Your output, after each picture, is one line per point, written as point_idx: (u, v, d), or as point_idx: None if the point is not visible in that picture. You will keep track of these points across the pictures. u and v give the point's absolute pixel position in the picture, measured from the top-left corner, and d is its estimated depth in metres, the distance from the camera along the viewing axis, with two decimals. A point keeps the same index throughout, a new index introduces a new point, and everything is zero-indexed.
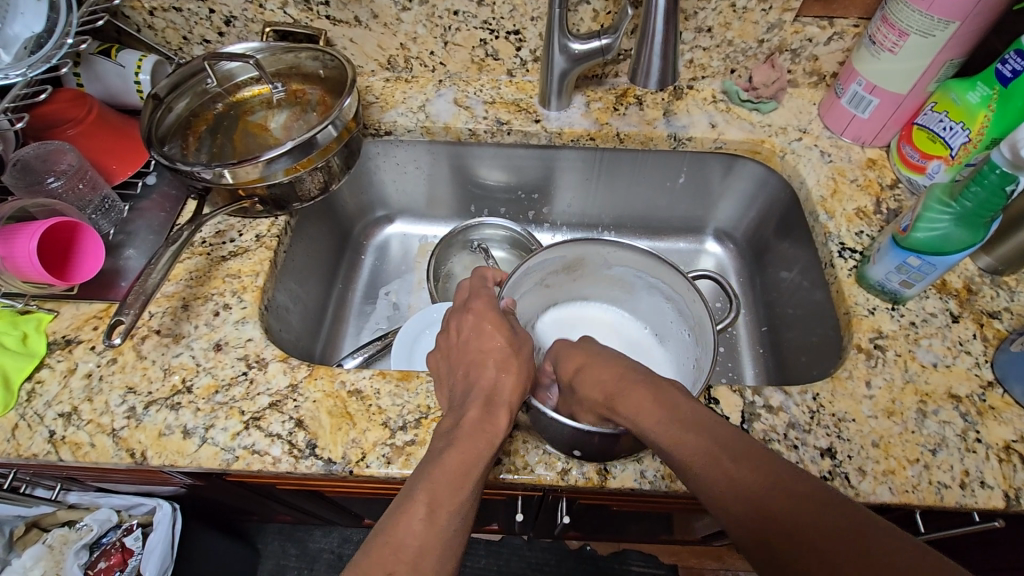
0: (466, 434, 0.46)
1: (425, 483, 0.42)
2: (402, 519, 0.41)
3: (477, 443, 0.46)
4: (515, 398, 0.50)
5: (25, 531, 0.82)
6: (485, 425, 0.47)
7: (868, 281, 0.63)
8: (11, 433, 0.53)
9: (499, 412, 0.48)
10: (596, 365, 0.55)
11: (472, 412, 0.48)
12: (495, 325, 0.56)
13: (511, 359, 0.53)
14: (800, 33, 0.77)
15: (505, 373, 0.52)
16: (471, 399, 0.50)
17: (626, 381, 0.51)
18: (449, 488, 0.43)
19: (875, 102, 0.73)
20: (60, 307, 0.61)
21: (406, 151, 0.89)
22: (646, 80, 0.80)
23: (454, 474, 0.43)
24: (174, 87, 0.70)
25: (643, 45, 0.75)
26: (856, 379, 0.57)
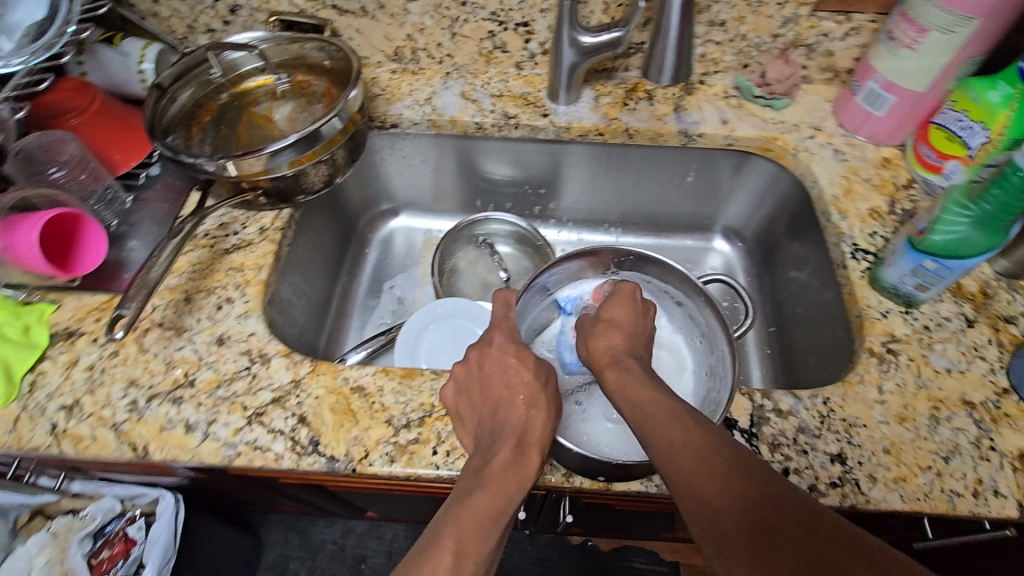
0: (496, 476, 0.44)
1: (452, 528, 0.40)
2: (429, 564, 0.38)
3: (509, 487, 0.44)
4: (546, 438, 0.48)
5: (30, 519, 0.80)
6: (517, 467, 0.45)
7: (881, 284, 0.62)
8: (13, 425, 0.53)
9: (531, 455, 0.46)
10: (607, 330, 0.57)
11: (501, 455, 0.45)
12: (519, 359, 0.54)
13: (539, 396, 0.51)
14: (815, 28, 0.76)
15: (534, 414, 0.50)
16: (500, 440, 0.47)
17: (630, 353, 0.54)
18: (477, 535, 0.40)
19: (891, 100, 0.71)
20: (63, 298, 0.61)
21: (412, 144, 0.87)
22: (659, 75, 0.82)
23: (482, 521, 0.41)
24: (178, 77, 0.69)
25: (658, 42, 0.77)
26: (867, 383, 0.57)
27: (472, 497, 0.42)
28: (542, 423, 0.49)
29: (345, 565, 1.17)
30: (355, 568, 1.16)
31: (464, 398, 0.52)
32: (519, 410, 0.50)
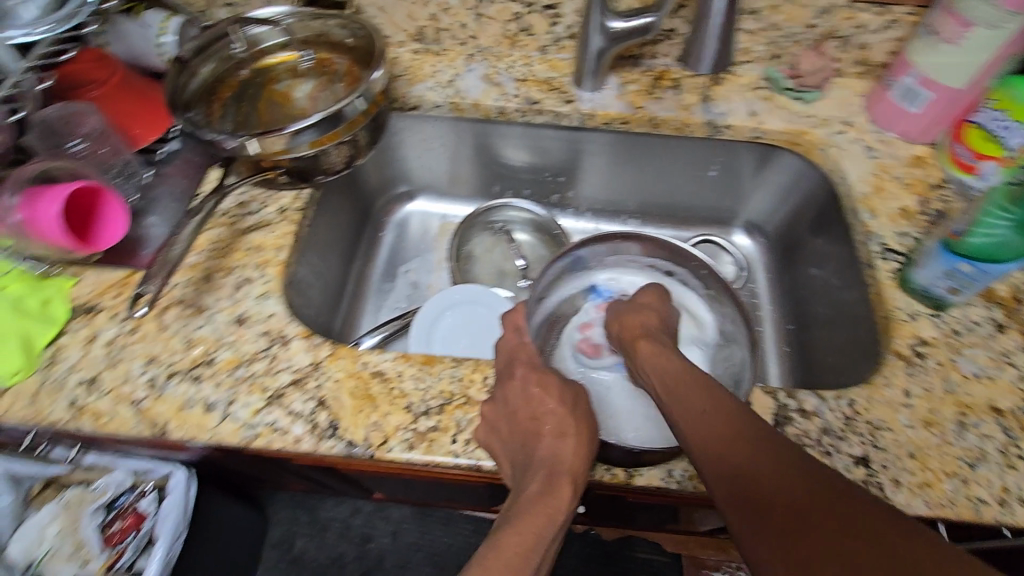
0: (526, 509, 0.46)
1: (477, 565, 0.43)
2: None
3: (539, 519, 0.46)
4: (578, 467, 0.49)
5: (42, 488, 0.82)
6: (546, 501, 0.47)
7: (911, 285, 0.61)
8: (33, 398, 0.53)
9: (562, 485, 0.48)
10: (645, 312, 0.62)
11: (533, 487, 0.48)
12: (542, 387, 0.54)
13: (567, 423, 0.52)
14: (851, 19, 0.75)
15: (564, 439, 0.51)
16: (533, 474, 0.49)
17: (656, 335, 0.59)
18: (506, 568, 0.42)
19: (928, 96, 0.69)
20: (83, 273, 0.60)
21: (432, 127, 0.86)
22: (697, 63, 0.80)
23: (510, 557, 0.43)
24: (200, 50, 0.68)
25: (700, 28, 0.76)
26: (894, 386, 0.56)
27: (506, 532, 0.45)
28: (572, 448, 0.50)
29: (351, 544, 1.18)
30: (361, 547, 1.18)
31: (494, 433, 0.51)
32: (547, 438, 0.52)
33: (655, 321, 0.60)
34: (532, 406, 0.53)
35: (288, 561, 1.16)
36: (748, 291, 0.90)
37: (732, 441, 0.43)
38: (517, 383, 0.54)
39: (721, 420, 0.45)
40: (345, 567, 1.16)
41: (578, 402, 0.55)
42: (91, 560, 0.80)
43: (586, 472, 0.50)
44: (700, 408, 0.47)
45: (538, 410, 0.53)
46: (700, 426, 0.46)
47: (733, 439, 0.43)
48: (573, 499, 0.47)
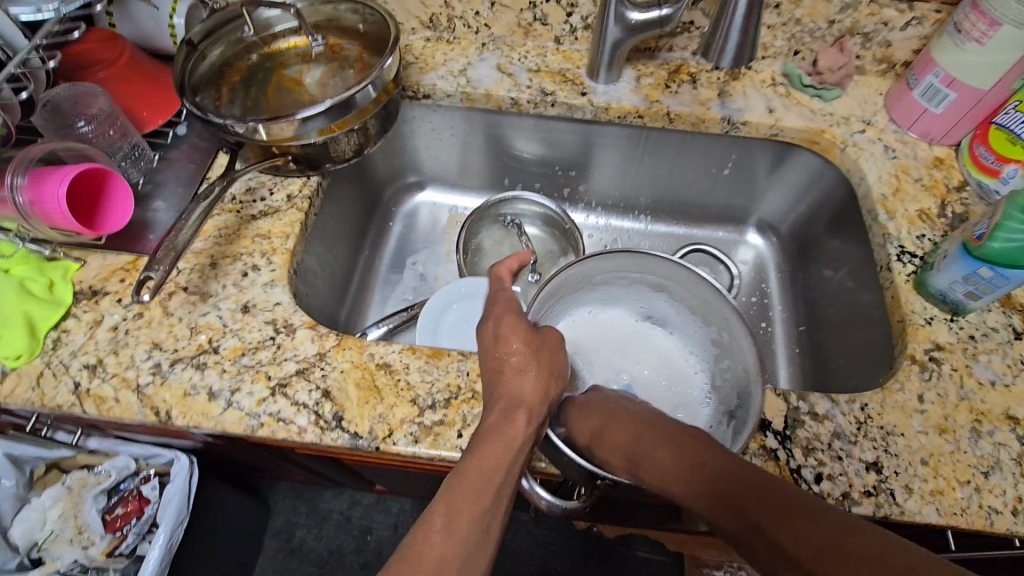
0: (486, 438, 0.43)
1: (441, 492, 0.39)
2: (420, 530, 0.37)
3: (498, 446, 0.42)
4: (538, 397, 0.47)
5: (45, 472, 0.82)
6: (506, 428, 0.43)
7: (928, 288, 0.60)
8: (37, 381, 0.53)
9: (520, 414, 0.45)
10: (615, 422, 0.50)
11: (493, 415, 0.45)
12: (512, 322, 0.51)
13: (532, 357, 0.49)
14: (875, 16, 0.72)
15: (526, 374, 0.48)
16: (496, 405, 0.46)
17: (643, 441, 0.47)
18: (469, 494, 0.39)
19: (951, 96, 0.67)
20: (88, 256, 0.60)
21: (443, 117, 0.85)
22: (719, 55, 0.77)
23: (473, 481, 0.40)
24: (208, 33, 0.67)
25: (721, 21, 0.73)
26: (908, 391, 0.55)
27: (473, 457, 0.41)
28: (533, 383, 0.48)
29: (350, 535, 1.18)
30: (360, 538, 1.18)
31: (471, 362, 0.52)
32: (511, 373, 0.48)
33: (626, 422, 0.49)
34: (497, 346, 0.50)
35: (287, 550, 1.16)
36: (759, 292, 0.89)
37: (739, 502, 0.38)
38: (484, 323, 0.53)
39: (724, 482, 0.40)
40: (344, 558, 1.16)
41: (546, 345, 0.51)
42: (93, 544, 0.80)
43: (546, 407, 0.47)
44: (699, 478, 0.42)
45: (506, 349, 0.50)
46: (702, 488, 0.41)
47: (742, 501, 0.38)
48: (533, 430, 0.45)
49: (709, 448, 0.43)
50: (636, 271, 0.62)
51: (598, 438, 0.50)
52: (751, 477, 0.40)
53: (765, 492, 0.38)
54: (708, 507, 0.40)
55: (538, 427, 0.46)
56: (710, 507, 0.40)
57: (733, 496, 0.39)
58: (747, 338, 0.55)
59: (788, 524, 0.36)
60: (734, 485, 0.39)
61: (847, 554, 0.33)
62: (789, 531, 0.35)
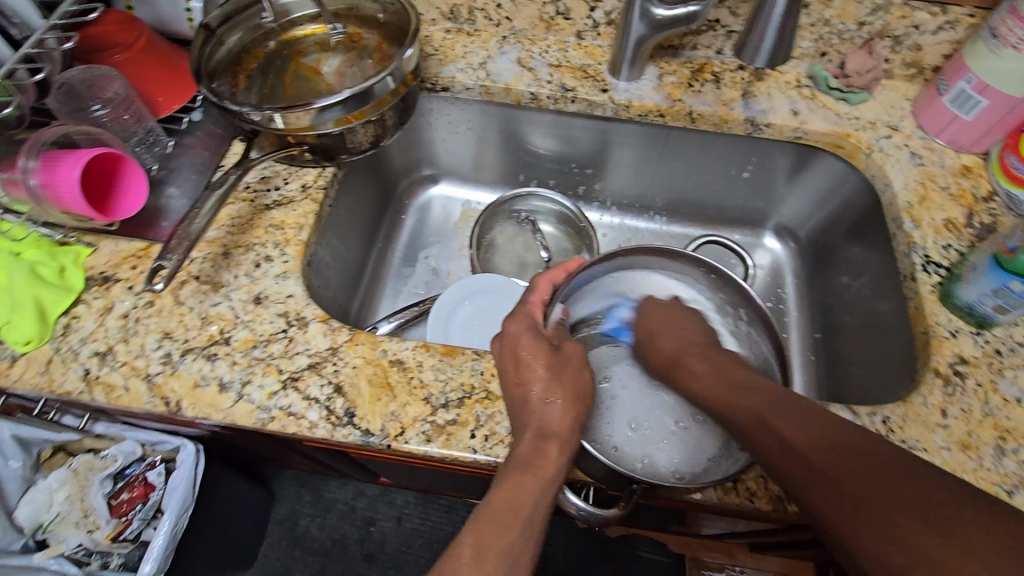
0: (514, 469, 0.43)
1: (470, 524, 0.40)
2: (450, 560, 0.38)
3: (526, 479, 0.42)
4: (567, 430, 0.46)
5: (52, 454, 0.82)
6: (537, 460, 0.43)
7: (955, 301, 0.58)
8: (46, 367, 0.52)
9: (551, 446, 0.44)
10: (668, 331, 0.57)
11: (523, 443, 0.45)
12: (534, 348, 0.50)
13: (555, 384, 0.48)
14: (907, 19, 0.70)
15: (552, 402, 0.47)
16: (523, 436, 0.46)
17: (686, 349, 0.54)
18: (499, 526, 0.40)
19: (983, 104, 0.66)
20: (99, 242, 0.59)
21: (460, 110, 0.84)
22: (754, 55, 0.77)
23: (502, 513, 0.40)
24: (226, 18, 0.66)
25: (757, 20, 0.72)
26: (931, 406, 0.53)
27: (500, 492, 0.42)
28: (560, 411, 0.47)
29: (354, 526, 1.18)
30: (363, 530, 1.17)
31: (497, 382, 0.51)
32: (537, 401, 0.47)
33: (670, 333, 0.57)
34: (519, 372, 0.48)
35: (291, 539, 1.16)
36: (775, 296, 0.88)
37: (778, 428, 0.43)
38: (498, 341, 0.52)
39: (761, 404, 0.45)
40: (347, 549, 1.16)
41: (568, 366, 0.50)
42: (98, 528, 0.80)
43: (576, 435, 0.46)
44: (738, 398, 0.47)
45: (528, 375, 0.48)
46: (744, 411, 0.46)
47: (780, 427, 0.43)
48: (564, 462, 0.44)
49: (743, 371, 0.50)
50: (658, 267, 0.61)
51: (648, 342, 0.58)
52: (790, 404, 0.44)
53: (803, 417, 0.43)
54: (746, 425, 0.46)
55: (569, 460, 0.45)
56: (743, 426, 0.46)
57: (770, 420, 0.44)
58: (775, 335, 0.53)
59: (835, 469, 0.39)
60: (773, 414, 0.44)
61: (877, 470, 0.38)
62: (834, 474, 0.39)
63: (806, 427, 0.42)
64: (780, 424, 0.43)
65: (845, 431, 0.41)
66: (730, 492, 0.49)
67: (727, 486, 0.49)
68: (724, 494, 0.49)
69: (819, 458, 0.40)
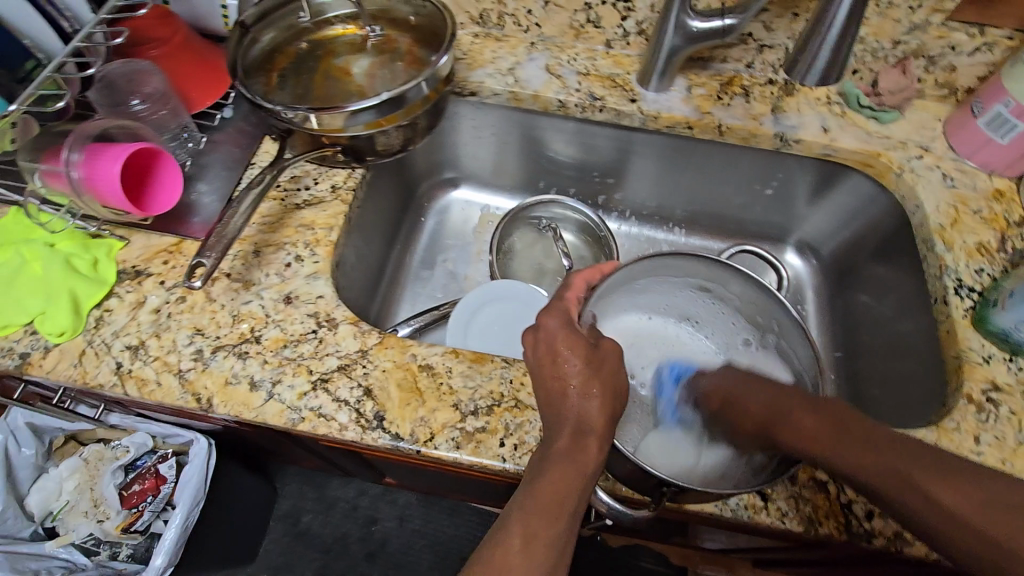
0: (555, 460, 0.43)
1: (516, 511, 0.40)
2: (499, 548, 0.39)
3: (568, 472, 0.42)
4: (606, 427, 0.46)
5: (63, 443, 0.83)
6: (578, 455, 0.43)
7: (989, 326, 0.58)
8: (78, 359, 0.52)
9: (591, 442, 0.44)
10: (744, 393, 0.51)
11: (562, 438, 0.44)
12: (571, 343, 0.49)
13: (594, 381, 0.47)
14: (943, 39, 0.71)
15: (591, 398, 0.46)
16: (559, 431, 0.45)
17: (784, 405, 0.47)
18: (546, 517, 0.40)
19: (1020, 127, 0.65)
20: (132, 235, 0.59)
21: (485, 115, 0.84)
22: (806, 72, 0.76)
23: (549, 504, 0.40)
24: (261, 17, 0.67)
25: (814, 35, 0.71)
26: (964, 431, 0.53)
27: (543, 482, 0.41)
28: (600, 407, 0.46)
29: (356, 524, 1.17)
30: (365, 528, 1.17)
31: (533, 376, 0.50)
32: (574, 397, 0.46)
33: (762, 393, 0.49)
34: (556, 366, 0.48)
35: (293, 535, 1.16)
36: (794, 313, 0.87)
37: (926, 489, 0.38)
38: (532, 333, 0.51)
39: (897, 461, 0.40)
40: (349, 547, 1.16)
41: (606, 363, 0.49)
42: (108, 518, 0.80)
43: (611, 432, 0.46)
44: (871, 454, 0.41)
45: (564, 369, 0.48)
46: (873, 471, 0.41)
47: (928, 486, 0.38)
48: (602, 459, 0.44)
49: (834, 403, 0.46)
50: (682, 274, 0.60)
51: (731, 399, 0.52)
52: (926, 454, 0.40)
53: (953, 475, 0.38)
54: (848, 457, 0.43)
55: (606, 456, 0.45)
56: (876, 484, 0.41)
57: (918, 480, 0.39)
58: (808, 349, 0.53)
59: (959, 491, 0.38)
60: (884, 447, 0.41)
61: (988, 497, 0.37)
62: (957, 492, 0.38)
63: (960, 488, 0.37)
64: (930, 486, 0.38)
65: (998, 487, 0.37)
66: (761, 512, 0.49)
67: (759, 504, 0.49)
68: (755, 514, 0.49)
69: (989, 522, 0.36)
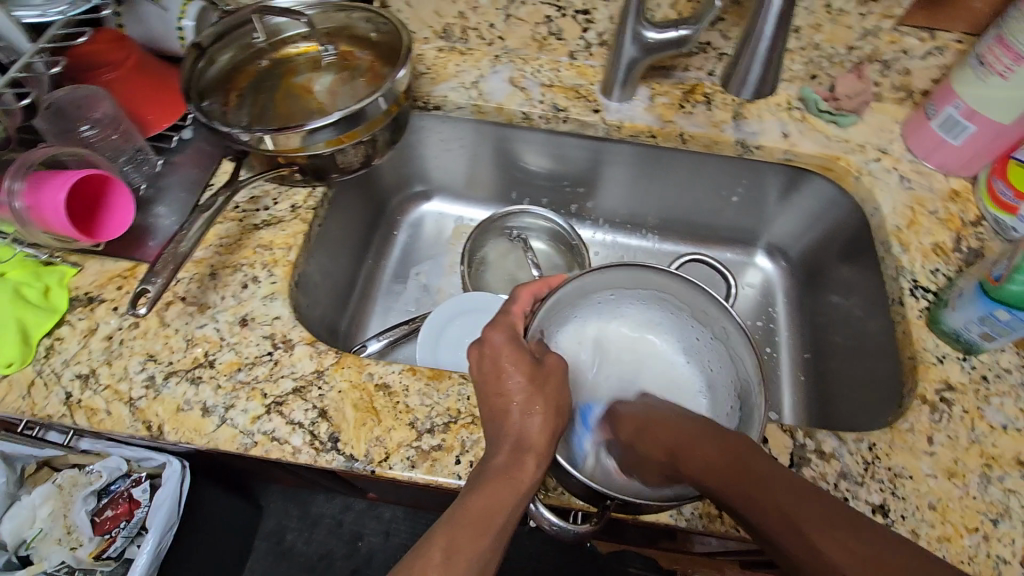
0: (491, 477, 0.43)
1: (443, 524, 0.41)
2: (420, 561, 0.39)
3: (501, 490, 0.43)
4: (545, 446, 0.46)
5: (36, 470, 0.81)
6: (513, 472, 0.44)
7: (942, 327, 0.58)
8: (27, 390, 0.52)
9: (527, 460, 0.45)
10: (651, 425, 0.49)
11: (501, 454, 0.45)
12: (516, 359, 0.49)
13: (536, 399, 0.48)
14: (896, 44, 0.75)
15: (532, 416, 0.47)
16: (500, 448, 0.46)
17: (686, 435, 0.47)
18: (472, 532, 0.40)
19: (971, 129, 0.66)
20: (86, 261, 0.59)
21: (452, 128, 0.84)
22: (741, 87, 0.76)
23: (476, 519, 0.41)
24: (219, 37, 0.66)
25: (747, 49, 0.72)
26: (918, 433, 0.53)
27: (476, 497, 0.42)
28: (540, 426, 0.47)
29: (340, 541, 1.16)
30: (350, 545, 1.16)
31: (480, 392, 0.50)
32: (518, 414, 0.47)
33: (672, 419, 0.49)
34: (499, 382, 0.48)
35: (276, 555, 1.15)
36: (765, 315, 0.88)
37: (805, 532, 0.38)
38: (478, 347, 0.51)
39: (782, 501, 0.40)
40: (335, 563, 1.15)
41: (551, 379, 0.49)
42: (81, 545, 0.78)
43: (551, 450, 0.47)
44: (760, 491, 0.41)
45: (507, 385, 0.48)
46: (773, 515, 0.40)
47: (812, 535, 0.38)
48: (539, 477, 0.45)
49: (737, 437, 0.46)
50: (636, 285, 0.60)
51: (634, 432, 0.50)
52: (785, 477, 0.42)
53: (835, 523, 0.38)
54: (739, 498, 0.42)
55: (545, 473, 0.45)
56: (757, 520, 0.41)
57: (806, 531, 0.38)
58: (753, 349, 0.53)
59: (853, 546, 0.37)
60: (784, 497, 0.41)
61: (891, 566, 0.35)
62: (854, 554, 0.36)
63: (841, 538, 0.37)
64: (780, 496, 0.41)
65: (898, 556, 0.35)
66: (716, 519, 0.50)
67: (713, 512, 0.50)
68: (710, 522, 0.50)
69: None
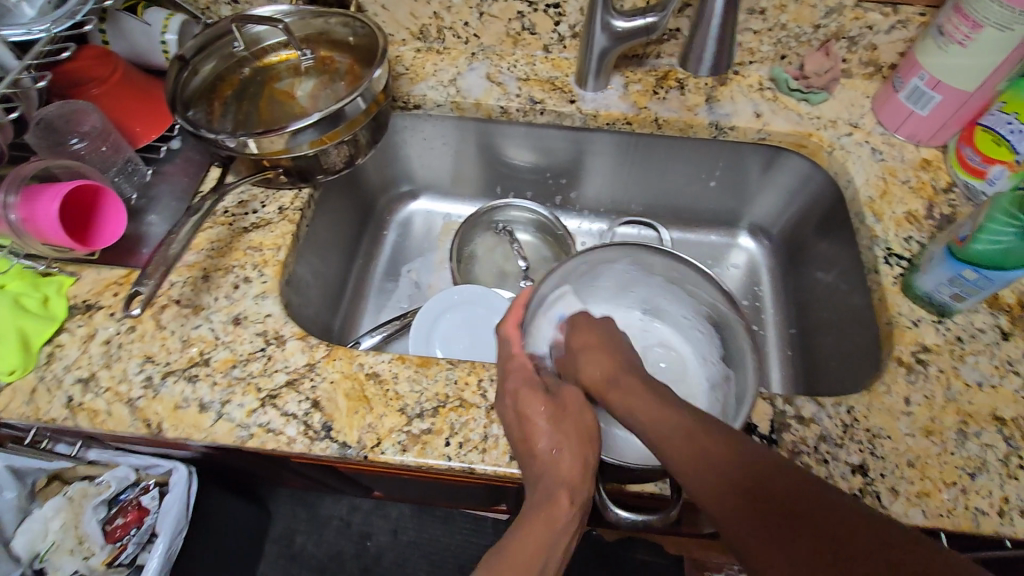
0: (528, 518, 0.43)
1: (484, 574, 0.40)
2: None
3: (540, 526, 0.43)
4: (583, 473, 0.46)
5: (46, 484, 0.82)
6: (549, 508, 0.43)
7: (915, 291, 0.60)
8: (30, 397, 0.54)
9: (561, 492, 0.44)
10: (592, 350, 0.54)
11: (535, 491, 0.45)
12: (531, 390, 0.50)
13: (559, 428, 0.48)
14: (860, 20, 0.72)
15: (561, 451, 0.47)
16: (535, 487, 0.46)
17: (631, 388, 0.48)
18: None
19: (936, 98, 0.68)
20: (82, 271, 0.61)
21: (434, 126, 0.86)
22: (698, 66, 0.79)
23: (521, 563, 0.41)
24: (200, 49, 0.68)
25: (700, 26, 0.74)
26: (895, 394, 0.55)
27: (517, 541, 0.42)
28: (568, 455, 0.47)
29: (350, 540, 1.18)
30: (359, 544, 1.18)
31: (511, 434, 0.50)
32: (544, 451, 0.47)
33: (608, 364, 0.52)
34: (520, 423, 0.48)
35: (288, 556, 1.16)
36: (751, 295, 0.90)
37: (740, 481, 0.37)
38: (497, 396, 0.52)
39: (728, 465, 0.38)
40: (345, 563, 1.16)
41: (569, 407, 0.50)
42: (94, 553, 0.80)
43: (591, 477, 0.46)
44: (705, 446, 0.39)
45: (527, 422, 0.48)
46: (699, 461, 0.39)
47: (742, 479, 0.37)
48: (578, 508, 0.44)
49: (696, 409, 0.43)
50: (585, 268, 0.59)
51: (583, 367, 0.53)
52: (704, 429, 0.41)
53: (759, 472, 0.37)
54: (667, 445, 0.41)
55: (585, 502, 0.45)
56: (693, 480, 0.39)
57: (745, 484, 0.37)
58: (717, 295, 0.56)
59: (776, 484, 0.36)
60: (715, 440, 0.40)
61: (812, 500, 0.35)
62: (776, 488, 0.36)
63: (846, 529, 0.33)
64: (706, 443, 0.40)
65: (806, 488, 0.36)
66: None
67: None
68: None
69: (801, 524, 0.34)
